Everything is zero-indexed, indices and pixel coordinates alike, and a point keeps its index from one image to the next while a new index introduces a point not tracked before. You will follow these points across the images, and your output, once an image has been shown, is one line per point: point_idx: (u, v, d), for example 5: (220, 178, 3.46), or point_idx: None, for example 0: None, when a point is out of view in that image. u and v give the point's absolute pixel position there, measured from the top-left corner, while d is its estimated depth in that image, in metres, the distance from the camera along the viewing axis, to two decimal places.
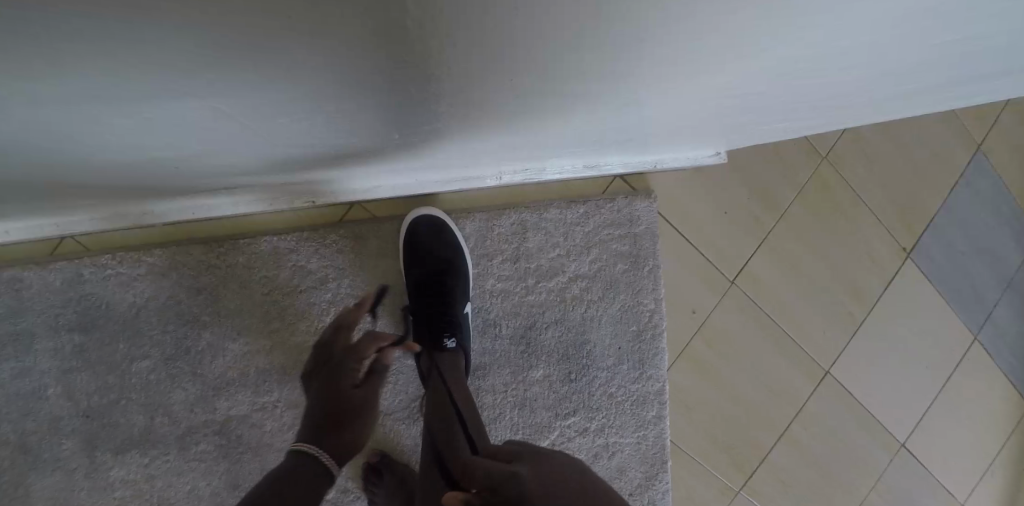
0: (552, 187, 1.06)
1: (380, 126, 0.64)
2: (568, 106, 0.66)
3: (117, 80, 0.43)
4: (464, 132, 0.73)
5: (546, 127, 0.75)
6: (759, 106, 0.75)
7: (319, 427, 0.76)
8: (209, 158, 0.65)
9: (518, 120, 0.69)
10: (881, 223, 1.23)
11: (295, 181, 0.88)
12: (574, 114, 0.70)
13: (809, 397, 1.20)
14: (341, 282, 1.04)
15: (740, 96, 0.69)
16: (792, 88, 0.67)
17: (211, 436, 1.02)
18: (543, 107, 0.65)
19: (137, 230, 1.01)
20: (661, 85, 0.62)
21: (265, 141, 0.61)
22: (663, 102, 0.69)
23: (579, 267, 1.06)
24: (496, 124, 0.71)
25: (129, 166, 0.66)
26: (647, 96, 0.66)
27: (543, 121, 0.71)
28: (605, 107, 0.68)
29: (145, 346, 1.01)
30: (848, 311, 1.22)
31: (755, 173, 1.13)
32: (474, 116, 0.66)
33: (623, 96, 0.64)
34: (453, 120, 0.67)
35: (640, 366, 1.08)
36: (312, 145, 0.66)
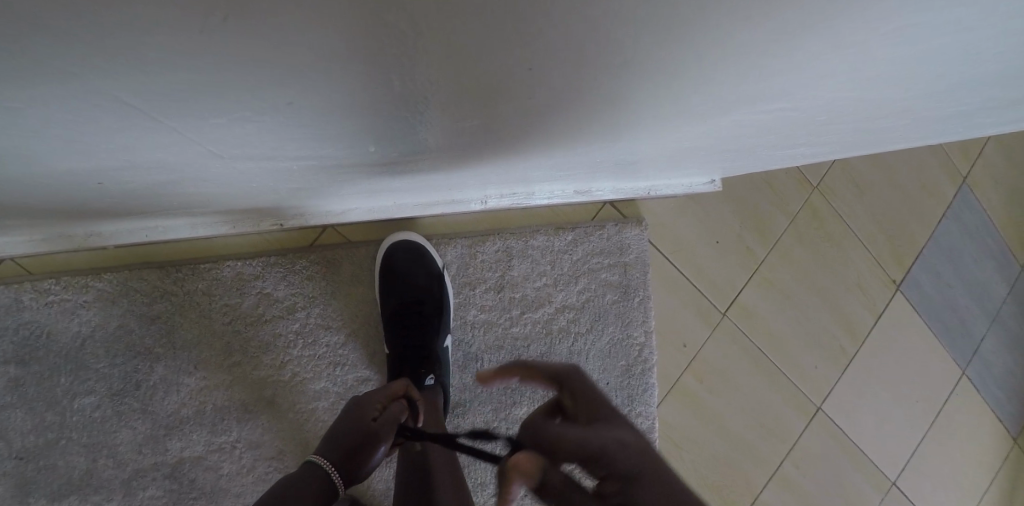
0: (539, 212, 1.00)
1: (359, 144, 0.58)
2: (566, 131, 0.60)
3: (45, 88, 0.36)
4: (451, 152, 0.67)
5: (540, 150, 0.69)
6: (766, 134, 0.71)
7: (337, 441, 0.63)
8: (167, 178, 0.58)
9: (511, 141, 0.64)
10: (874, 254, 1.20)
11: (263, 204, 0.81)
12: (572, 138, 0.64)
13: (802, 434, 1.15)
14: (310, 310, 0.96)
15: (749, 126, 0.65)
16: (805, 120, 0.62)
17: (160, 480, 0.92)
18: (539, 132, 0.60)
19: (86, 253, 0.92)
20: (670, 120, 0.57)
21: (231, 160, 0.55)
22: (668, 130, 0.64)
23: (566, 297, 1.00)
24: (486, 145, 0.65)
25: (75, 186, 0.59)
26: (654, 127, 0.61)
27: (538, 144, 0.66)
28: (606, 133, 0.63)
29: (89, 380, 0.91)
30: (841, 346, 1.18)
31: (748, 201, 1.10)
32: (462, 137, 0.60)
33: (628, 127, 0.59)
34: (440, 140, 0.61)
35: (629, 402, 1.01)
36: (283, 164, 0.60)
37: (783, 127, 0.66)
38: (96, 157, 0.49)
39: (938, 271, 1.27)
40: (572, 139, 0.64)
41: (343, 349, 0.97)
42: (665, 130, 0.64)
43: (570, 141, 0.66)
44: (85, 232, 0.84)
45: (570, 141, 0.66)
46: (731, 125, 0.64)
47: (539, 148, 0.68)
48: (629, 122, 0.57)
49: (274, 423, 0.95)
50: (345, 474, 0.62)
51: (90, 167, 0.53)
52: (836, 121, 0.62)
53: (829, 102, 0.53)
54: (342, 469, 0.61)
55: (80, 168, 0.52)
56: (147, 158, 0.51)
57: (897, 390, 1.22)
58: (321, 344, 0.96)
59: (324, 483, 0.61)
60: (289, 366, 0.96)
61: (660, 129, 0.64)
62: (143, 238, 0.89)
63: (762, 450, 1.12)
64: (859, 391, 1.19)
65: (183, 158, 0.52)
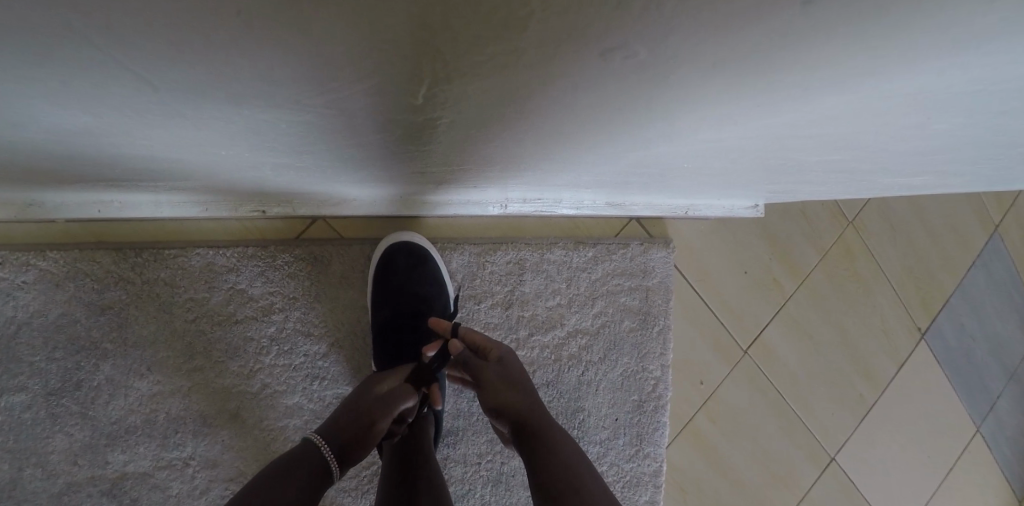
0: (558, 222, 0.90)
1: (381, 121, 0.47)
2: (629, 127, 0.48)
3: None
4: (481, 142, 0.54)
5: (584, 150, 0.57)
6: (851, 160, 0.59)
7: (337, 417, 0.66)
8: (136, 135, 0.47)
9: (556, 137, 0.51)
10: (901, 300, 1.05)
11: (245, 185, 0.69)
12: (630, 140, 0.52)
13: (812, 486, 0.99)
14: (289, 314, 0.84)
15: (850, 141, 0.52)
16: (917, 137, 0.50)
17: (96, 497, 0.79)
18: (598, 123, 0.47)
19: (30, 226, 0.79)
20: (765, 115, 0.44)
21: (218, 117, 0.43)
22: (751, 139, 0.52)
23: (580, 320, 0.90)
24: (524, 140, 0.52)
25: (19, 139, 0.47)
26: (741, 130, 0.48)
27: (585, 141, 0.53)
28: (674, 138, 0.51)
29: (22, 376, 0.78)
30: (859, 393, 1.02)
31: (780, 231, 0.98)
32: (507, 129, 0.49)
33: (711, 125, 0.47)
34: (475, 125, 0.48)
35: (638, 442, 0.91)
36: (291, 136, 0.49)
37: (880, 148, 0.54)
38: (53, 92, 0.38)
39: (988, 324, 1.13)
40: (631, 139, 0.52)
41: (323, 361, 0.85)
42: (746, 139, 0.52)
43: (626, 143, 0.53)
44: (27, 200, 0.71)
45: (625, 143, 0.53)
46: (826, 141, 0.52)
47: (585, 147, 0.55)
48: (716, 116, 0.44)
49: (237, 439, 0.83)
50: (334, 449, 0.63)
51: (37, 109, 0.40)
52: (960, 136, 0.50)
53: (985, 89, 0.40)
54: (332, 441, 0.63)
55: (24, 107, 0.40)
56: (114, 98, 0.39)
57: (929, 449, 1.07)
58: (298, 353, 0.84)
59: (315, 455, 0.63)
60: (259, 376, 0.83)
61: (741, 138, 0.51)
62: (96, 213, 0.76)
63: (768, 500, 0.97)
64: (887, 446, 1.03)
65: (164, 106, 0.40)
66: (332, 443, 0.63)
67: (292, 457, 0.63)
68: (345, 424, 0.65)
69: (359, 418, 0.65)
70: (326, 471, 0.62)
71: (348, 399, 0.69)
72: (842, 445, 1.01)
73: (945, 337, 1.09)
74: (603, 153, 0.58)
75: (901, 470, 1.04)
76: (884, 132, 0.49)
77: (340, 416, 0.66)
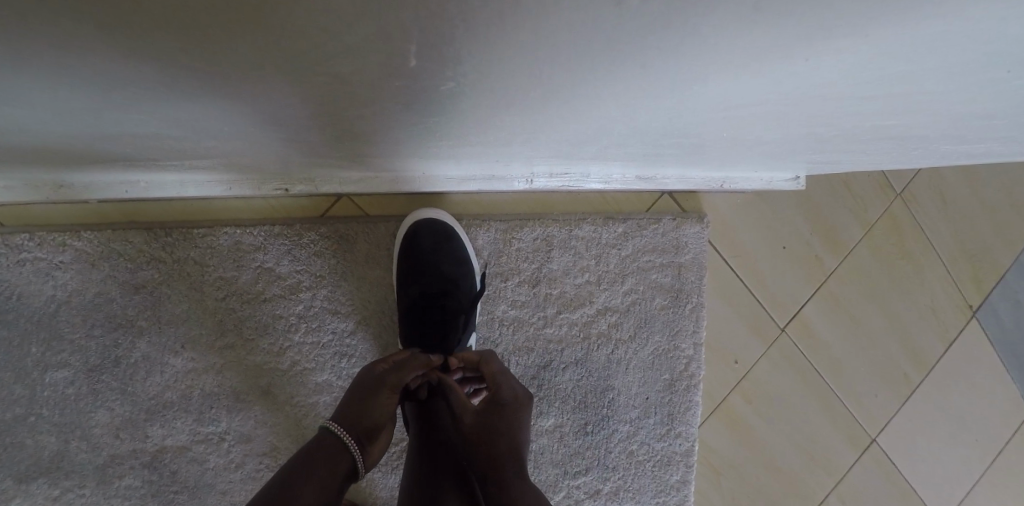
0: (587, 197, 0.87)
1: (387, 79, 0.45)
2: (648, 72, 0.45)
3: None
4: (500, 101, 0.52)
5: (608, 114, 0.55)
6: (897, 118, 0.55)
7: (349, 398, 0.65)
8: (144, 103, 0.46)
9: (578, 89, 0.49)
10: (954, 277, 0.98)
11: (267, 162, 0.68)
12: (658, 94, 0.50)
13: (851, 468, 0.95)
14: (317, 292, 0.84)
15: (892, 90, 0.48)
16: (974, 77, 0.46)
17: (138, 469, 0.82)
18: (620, 65, 0.44)
19: (64, 206, 0.80)
20: (791, 46, 0.41)
21: (229, 71, 0.42)
22: (785, 91, 0.48)
23: (609, 298, 0.88)
24: (543, 96, 0.50)
25: (37, 109, 0.47)
26: (772, 75, 0.45)
27: (607, 97, 0.50)
28: (705, 90, 0.49)
29: (63, 353, 0.81)
30: (903, 373, 0.97)
31: (822, 204, 0.93)
32: (525, 80, 0.47)
33: (736, 66, 0.44)
34: (494, 69, 0.45)
35: (669, 421, 0.89)
36: (300, 99, 0.48)
37: (931, 95, 0.49)
38: (59, 42, 0.37)
39: None
40: (657, 92, 0.49)
41: (350, 339, 0.85)
42: (777, 91, 0.49)
43: (650, 99, 0.51)
44: (56, 181, 0.72)
45: (650, 99, 0.51)
46: (865, 90, 0.48)
47: (607, 109, 0.53)
48: (739, 48, 0.42)
49: (270, 416, 0.84)
50: (360, 444, 0.62)
51: (44, 68, 0.40)
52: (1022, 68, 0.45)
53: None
54: (357, 437, 0.62)
55: (29, 66, 0.40)
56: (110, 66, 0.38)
57: (986, 432, 1.00)
58: (326, 331, 0.85)
59: (338, 449, 0.61)
60: (289, 354, 0.84)
61: (774, 88, 0.48)
62: (123, 194, 0.77)
63: (805, 481, 0.94)
64: (936, 429, 0.98)
65: (169, 55, 0.39)
66: (343, 429, 0.62)
67: (312, 447, 0.62)
68: (357, 405, 0.64)
69: (369, 398, 0.64)
70: (341, 457, 0.61)
71: (359, 376, 0.67)
72: (884, 428, 0.96)
73: (1010, 312, 1.01)
74: (629, 117, 0.55)
75: (953, 455, 0.99)
76: (934, 70, 0.45)
77: (351, 396, 0.65)
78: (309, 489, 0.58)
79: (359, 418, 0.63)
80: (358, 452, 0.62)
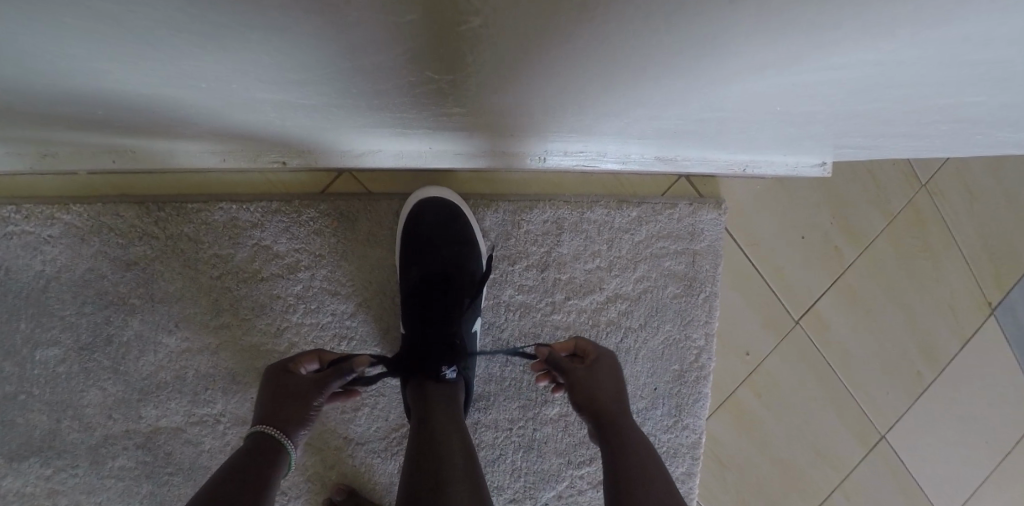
0: (600, 179, 0.84)
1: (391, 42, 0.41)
2: (677, 40, 0.41)
3: None
4: (516, 74, 0.48)
5: (629, 89, 0.50)
6: (942, 101, 0.50)
7: (267, 404, 0.64)
8: (123, 61, 0.42)
9: (600, 61, 0.44)
10: (977, 269, 0.95)
11: (265, 133, 0.65)
12: (687, 72, 0.46)
13: (861, 462, 0.93)
14: (315, 272, 0.81)
15: (946, 66, 0.44)
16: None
17: (132, 450, 0.80)
18: (646, 30, 0.40)
19: (53, 176, 0.77)
20: (841, 10, 0.37)
21: (213, 24, 0.38)
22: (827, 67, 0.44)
23: (620, 285, 0.84)
24: (561, 68, 0.46)
25: (9, 70, 0.43)
26: (813, 47, 0.41)
27: (630, 70, 0.46)
28: (741, 70, 0.45)
29: (53, 330, 0.78)
30: (919, 367, 0.94)
31: (844, 191, 0.89)
32: (544, 52, 0.43)
33: (774, 34, 0.40)
34: (511, 38, 0.41)
35: (677, 412, 0.86)
36: (296, 66, 0.44)
37: (987, 74, 0.45)
38: None
39: None
40: (685, 66, 0.45)
41: (350, 321, 0.82)
42: (817, 68, 0.44)
43: (677, 73, 0.46)
44: (40, 149, 0.68)
45: (677, 74, 0.46)
46: (917, 67, 0.44)
47: (630, 82, 0.49)
48: (779, 11, 0.37)
49: None
50: (293, 438, 0.62)
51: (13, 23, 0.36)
52: None
53: None
54: (291, 433, 0.62)
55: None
56: None
57: (1001, 428, 0.97)
58: (325, 312, 0.81)
59: (273, 448, 0.61)
60: (286, 335, 0.81)
61: (813, 64, 0.44)
62: (112, 164, 0.73)
63: (812, 474, 0.92)
64: (949, 425, 0.96)
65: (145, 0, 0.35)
66: (273, 429, 0.61)
67: (238, 456, 0.60)
68: (280, 407, 0.63)
69: (292, 398, 0.64)
70: (276, 457, 0.60)
71: (267, 384, 0.66)
72: (896, 422, 0.94)
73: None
74: (654, 94, 0.51)
75: (965, 451, 0.97)
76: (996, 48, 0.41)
77: (269, 401, 0.64)
78: (249, 489, 0.57)
79: (292, 416, 0.63)
80: (293, 447, 0.62)
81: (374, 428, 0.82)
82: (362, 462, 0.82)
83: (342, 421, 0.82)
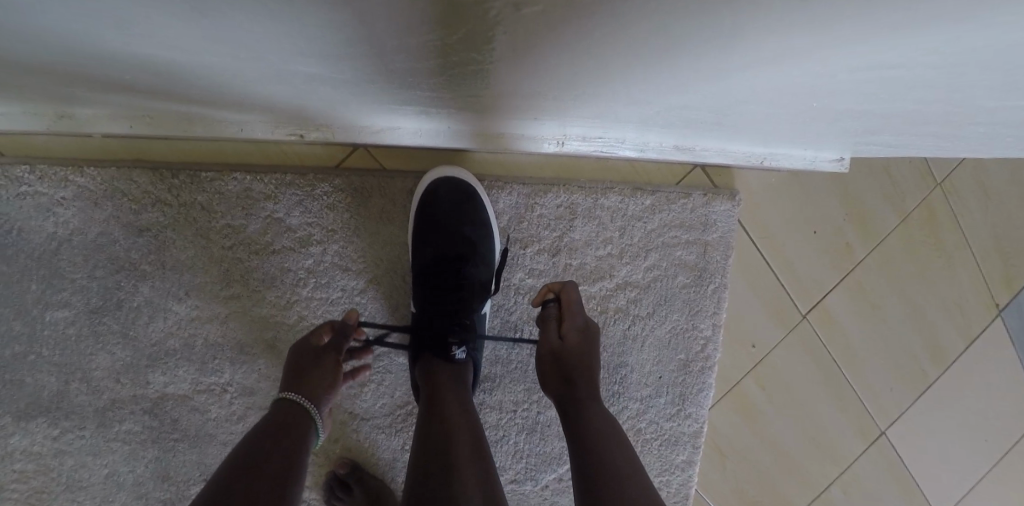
0: (615, 165, 0.83)
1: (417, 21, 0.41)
2: (708, 34, 0.41)
3: None
4: (545, 63, 0.48)
5: (659, 82, 0.51)
6: (968, 103, 0.50)
7: (289, 375, 0.64)
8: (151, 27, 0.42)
9: (631, 48, 0.44)
10: (989, 271, 0.95)
11: (282, 107, 0.65)
12: (712, 69, 0.47)
13: (861, 457, 0.94)
14: (326, 247, 0.81)
15: (979, 66, 0.43)
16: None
17: (139, 415, 0.80)
18: (682, 20, 0.39)
19: (70, 138, 0.77)
20: (863, 20, 0.38)
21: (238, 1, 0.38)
22: (865, 64, 0.43)
23: (630, 273, 0.84)
24: (588, 55, 0.46)
25: (38, 28, 0.43)
26: (835, 52, 0.42)
27: (658, 63, 0.47)
28: (765, 68, 0.45)
29: (63, 292, 0.78)
30: (923, 367, 0.94)
31: (859, 188, 0.89)
32: (576, 42, 0.43)
33: (814, 29, 0.39)
34: (543, 25, 0.41)
35: (681, 402, 0.87)
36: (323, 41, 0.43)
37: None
38: None
39: None
40: (714, 63, 0.45)
41: (360, 297, 0.82)
42: (854, 64, 0.43)
43: (708, 65, 0.46)
44: (57, 111, 0.68)
45: (706, 70, 0.47)
46: (949, 68, 0.44)
47: (659, 72, 0.48)
48: (804, 20, 0.38)
49: (273, 370, 0.82)
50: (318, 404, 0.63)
51: None
52: None
53: None
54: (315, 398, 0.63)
55: None
56: None
57: (1002, 431, 0.98)
58: (335, 287, 0.81)
59: (301, 414, 0.62)
60: (296, 308, 0.81)
61: (851, 59, 0.43)
62: (129, 129, 0.72)
63: (812, 468, 0.92)
64: (948, 427, 0.96)
65: None
66: (297, 397, 0.62)
67: (265, 426, 0.60)
68: (297, 376, 0.64)
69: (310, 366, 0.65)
70: (304, 422, 0.61)
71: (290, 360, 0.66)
72: (896, 419, 0.94)
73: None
74: (679, 88, 0.52)
75: (965, 453, 0.97)
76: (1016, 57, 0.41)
77: (290, 372, 0.65)
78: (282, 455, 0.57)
79: (314, 383, 0.64)
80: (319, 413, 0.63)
81: (379, 404, 0.82)
82: (366, 437, 0.83)
83: (348, 395, 0.82)
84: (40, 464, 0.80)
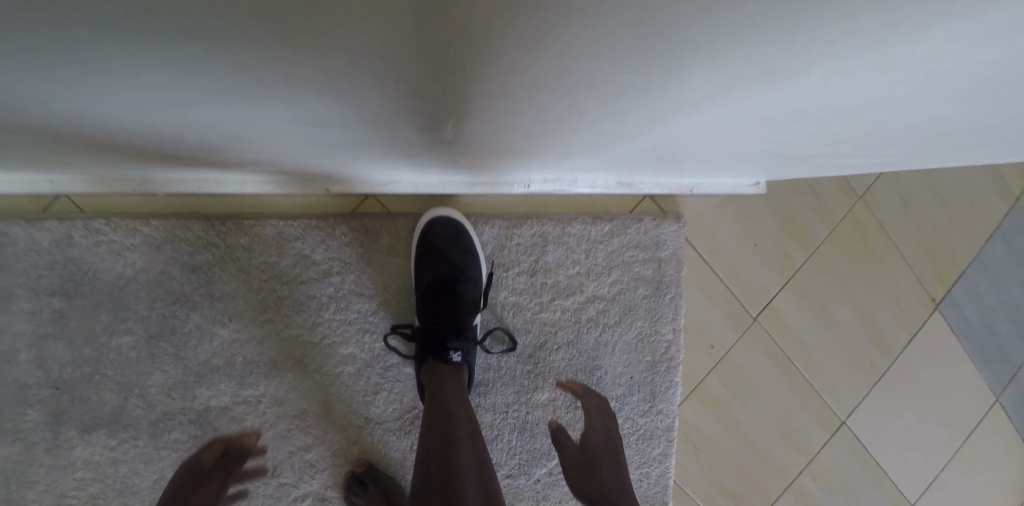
0: (578, 201, 1.01)
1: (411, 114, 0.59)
2: (613, 107, 0.58)
3: None
4: (503, 129, 0.65)
5: (590, 135, 0.68)
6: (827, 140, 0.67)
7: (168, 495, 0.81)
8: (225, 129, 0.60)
9: (564, 117, 0.61)
10: (917, 270, 1.11)
11: (310, 167, 0.83)
12: (626, 124, 0.64)
13: (821, 446, 1.06)
14: (345, 276, 0.98)
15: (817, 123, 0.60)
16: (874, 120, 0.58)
17: (185, 426, 0.95)
18: (594, 102, 0.56)
19: (138, 197, 0.95)
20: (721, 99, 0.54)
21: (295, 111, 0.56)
22: (730, 121, 0.61)
23: (597, 288, 1.01)
24: (533, 123, 0.63)
25: (148, 133, 0.61)
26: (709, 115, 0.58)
27: (586, 125, 0.63)
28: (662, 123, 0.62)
29: (127, 320, 0.94)
30: (870, 359, 1.09)
31: (790, 206, 1.06)
32: (522, 116, 0.61)
33: (685, 103, 0.56)
34: (496, 109, 0.58)
35: (651, 399, 1.01)
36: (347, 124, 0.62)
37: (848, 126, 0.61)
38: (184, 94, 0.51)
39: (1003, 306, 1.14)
40: (624, 122, 0.62)
41: (373, 317, 0.98)
42: (722, 121, 0.61)
43: (622, 123, 0.63)
44: (136, 175, 0.86)
45: (621, 125, 0.64)
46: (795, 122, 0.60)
47: (588, 130, 0.66)
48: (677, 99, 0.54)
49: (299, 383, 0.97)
50: None
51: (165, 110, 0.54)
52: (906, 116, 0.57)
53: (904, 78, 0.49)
54: None
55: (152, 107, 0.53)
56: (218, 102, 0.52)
57: (940, 422, 1.11)
58: (352, 309, 0.98)
59: None
60: (319, 328, 0.97)
61: (718, 118, 0.60)
62: (193, 188, 0.91)
63: (777, 457, 1.05)
64: (892, 422, 1.09)
65: (259, 100, 0.53)
66: None
67: None
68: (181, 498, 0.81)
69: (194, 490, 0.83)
70: None
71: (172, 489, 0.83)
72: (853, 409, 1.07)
73: (966, 310, 1.12)
74: (607, 137, 0.69)
75: (909, 445, 1.10)
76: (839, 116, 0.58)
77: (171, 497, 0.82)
78: None
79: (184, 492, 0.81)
80: None
81: (390, 409, 0.98)
82: (379, 439, 0.98)
83: (363, 402, 0.98)
84: (99, 473, 0.93)
